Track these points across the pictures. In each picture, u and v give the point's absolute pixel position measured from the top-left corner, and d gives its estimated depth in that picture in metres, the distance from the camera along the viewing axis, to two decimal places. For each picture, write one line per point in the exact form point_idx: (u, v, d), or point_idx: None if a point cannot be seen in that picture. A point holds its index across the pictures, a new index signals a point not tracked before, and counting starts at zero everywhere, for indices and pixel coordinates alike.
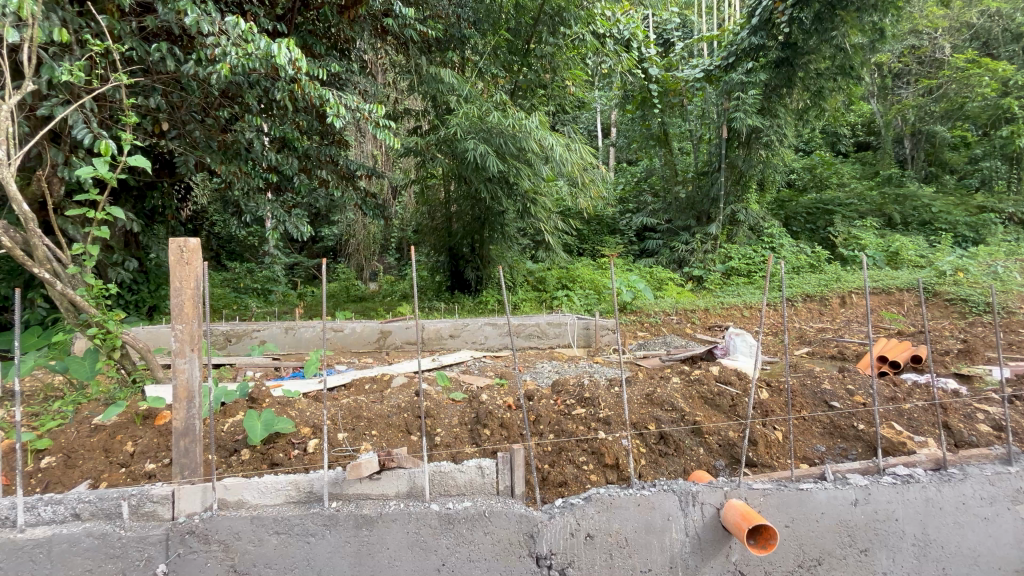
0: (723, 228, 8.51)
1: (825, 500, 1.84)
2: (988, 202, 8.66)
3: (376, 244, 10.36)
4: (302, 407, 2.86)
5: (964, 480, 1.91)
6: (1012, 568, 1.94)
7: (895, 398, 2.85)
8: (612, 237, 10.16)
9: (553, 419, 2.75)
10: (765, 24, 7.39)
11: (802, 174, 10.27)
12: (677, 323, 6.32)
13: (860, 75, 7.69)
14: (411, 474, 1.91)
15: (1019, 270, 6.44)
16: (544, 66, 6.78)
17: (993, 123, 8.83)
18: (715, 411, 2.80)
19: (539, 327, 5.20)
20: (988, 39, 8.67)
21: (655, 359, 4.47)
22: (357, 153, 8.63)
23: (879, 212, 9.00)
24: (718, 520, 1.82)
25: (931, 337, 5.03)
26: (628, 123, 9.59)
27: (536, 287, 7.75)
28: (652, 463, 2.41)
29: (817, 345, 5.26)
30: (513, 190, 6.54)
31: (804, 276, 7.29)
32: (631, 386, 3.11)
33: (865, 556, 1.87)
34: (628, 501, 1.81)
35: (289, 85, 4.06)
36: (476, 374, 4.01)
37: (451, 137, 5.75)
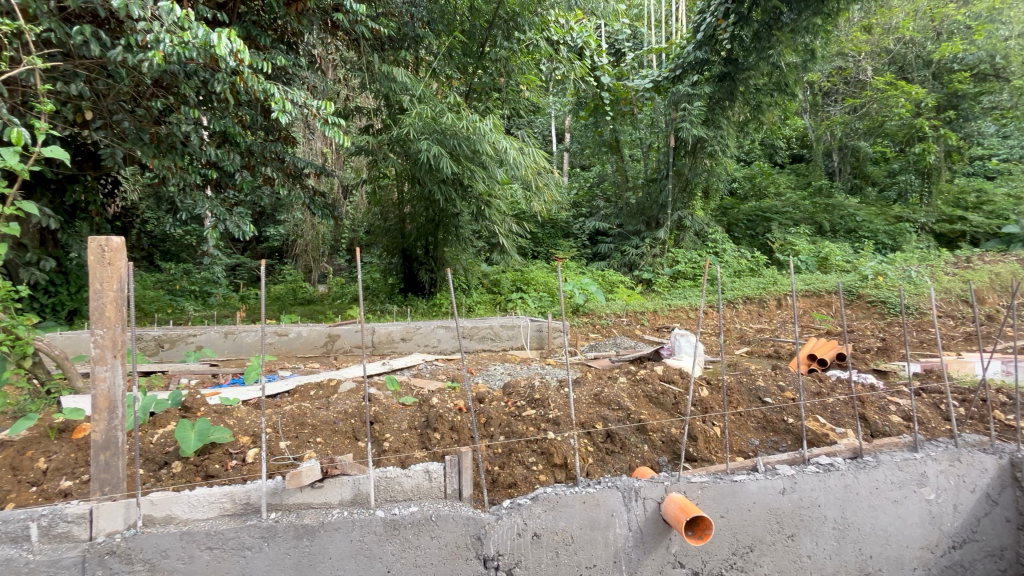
0: (671, 233, 8.86)
1: (757, 490, 1.95)
2: (904, 213, 9.49)
3: (325, 245, 10.04)
4: (241, 415, 2.74)
5: (878, 466, 2.08)
6: (917, 545, 2.13)
7: (820, 392, 3.06)
8: (566, 240, 10.36)
9: (503, 421, 2.77)
10: (709, 40, 7.81)
11: (743, 183, 10.85)
12: (627, 324, 6.54)
13: (794, 91, 8.21)
14: (356, 481, 1.88)
15: (929, 274, 7.08)
16: (499, 70, 6.83)
17: (909, 141, 9.70)
18: (659, 410, 2.91)
19: (493, 329, 5.22)
20: (904, 64, 9.47)
21: (605, 360, 4.60)
22: (305, 151, 8.34)
23: (811, 220, 9.66)
24: (658, 513, 1.89)
25: (855, 336, 5.45)
26: (582, 129, 9.84)
27: (491, 290, 7.76)
28: (599, 462, 2.47)
29: (756, 345, 5.57)
30: (467, 192, 6.52)
31: (743, 279, 7.71)
32: (580, 386, 3.19)
33: (792, 541, 2.00)
34: (574, 499, 1.84)
35: (231, 77, 3.87)
36: (428, 377, 3.97)
37: (405, 137, 5.67)
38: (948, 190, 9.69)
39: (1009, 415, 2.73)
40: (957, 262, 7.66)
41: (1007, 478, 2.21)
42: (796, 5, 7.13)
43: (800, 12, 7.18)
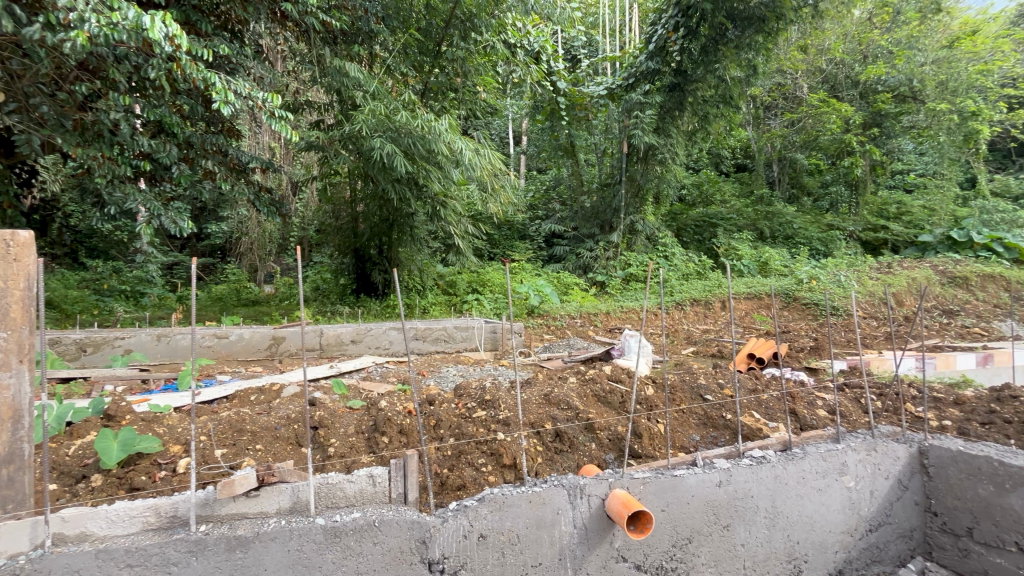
0: (624, 237, 9.09)
1: (695, 483, 2.04)
2: (835, 221, 10.22)
3: (272, 243, 9.64)
4: (172, 423, 2.58)
5: (804, 457, 2.22)
6: (839, 530, 2.29)
7: (756, 389, 3.24)
8: (522, 242, 10.43)
9: (453, 423, 2.76)
10: (660, 51, 8.12)
11: (692, 190, 11.28)
12: (580, 325, 6.66)
13: (738, 104, 8.63)
14: (295, 489, 1.81)
15: (856, 279, 7.64)
16: (455, 70, 6.80)
17: (839, 155, 10.44)
18: (607, 408, 2.98)
19: (446, 331, 5.17)
20: (835, 83, 10.16)
21: (558, 361, 4.66)
22: (251, 145, 7.96)
23: (753, 227, 10.20)
24: (602, 510, 1.94)
25: (790, 336, 5.82)
26: (539, 132, 9.96)
27: (446, 291, 7.69)
28: (548, 461, 2.51)
29: (701, 345, 5.82)
30: (422, 192, 6.42)
31: (691, 282, 8.05)
32: (531, 386, 3.22)
33: (727, 531, 2.10)
34: (520, 498, 1.85)
35: (167, 63, 3.63)
36: (378, 380, 3.89)
37: (357, 134, 5.52)
38: (873, 201, 10.50)
39: (918, 407, 2.98)
40: (880, 267, 8.31)
41: (917, 464, 2.40)
42: (740, 23, 7.55)
43: (743, 30, 7.58)
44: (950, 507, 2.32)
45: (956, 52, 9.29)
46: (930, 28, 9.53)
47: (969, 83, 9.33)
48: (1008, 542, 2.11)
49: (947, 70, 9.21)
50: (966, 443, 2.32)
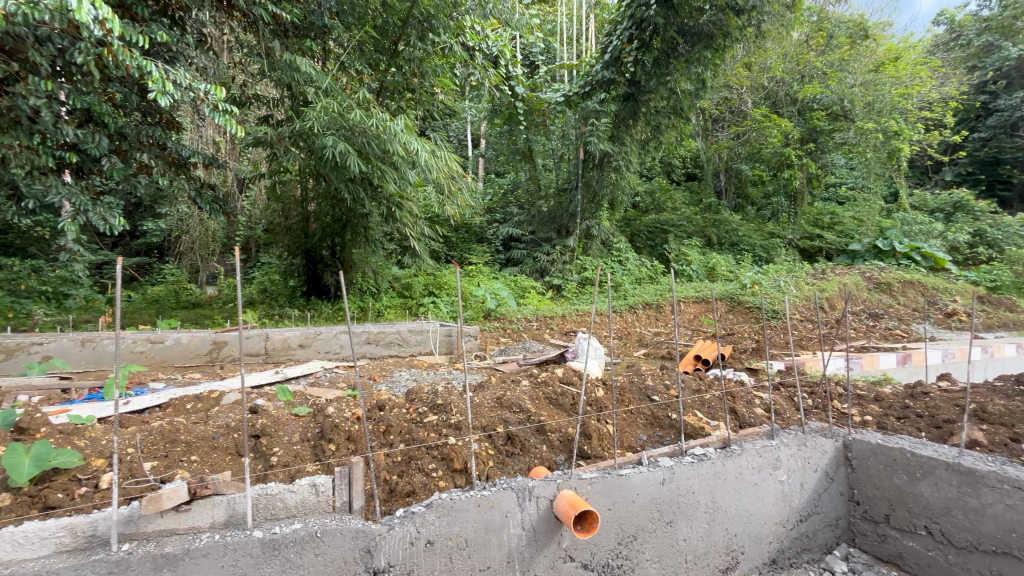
0: (580, 242, 9.23)
1: (640, 482, 2.10)
2: (776, 230, 10.85)
3: (216, 242, 9.15)
4: (96, 435, 2.39)
5: (741, 454, 2.33)
6: (772, 522, 2.43)
7: (699, 389, 3.39)
8: (480, 245, 10.43)
9: (404, 428, 2.73)
10: (615, 61, 8.33)
11: (645, 197, 11.61)
12: (536, 328, 6.73)
13: (688, 116, 8.98)
14: (230, 501, 1.74)
15: (794, 284, 8.10)
16: (412, 70, 6.72)
17: (780, 167, 11.09)
18: (558, 410, 3.03)
19: (400, 334, 5.08)
20: (776, 100, 10.79)
21: (512, 364, 4.68)
22: (193, 138, 7.54)
23: (701, 234, 10.65)
24: (550, 511, 1.96)
25: (735, 338, 6.11)
26: (497, 136, 10.00)
27: (402, 294, 7.56)
28: (499, 464, 2.52)
29: (652, 347, 6.00)
30: (377, 192, 6.29)
31: (643, 286, 8.28)
32: (483, 390, 3.21)
33: (670, 526, 2.17)
34: (469, 503, 1.85)
35: (96, 48, 3.38)
36: (326, 386, 3.76)
37: (308, 131, 5.34)
38: (809, 211, 11.22)
39: (844, 403, 3.21)
40: (815, 273, 8.88)
41: (842, 457, 2.58)
42: (690, 38, 7.92)
43: (693, 45, 7.96)
44: (870, 495, 2.50)
45: (881, 76, 10.01)
46: (858, 52, 10.26)
47: (892, 105, 10.16)
48: (920, 526, 2.29)
49: (874, 92, 9.97)
50: (885, 436, 2.51)
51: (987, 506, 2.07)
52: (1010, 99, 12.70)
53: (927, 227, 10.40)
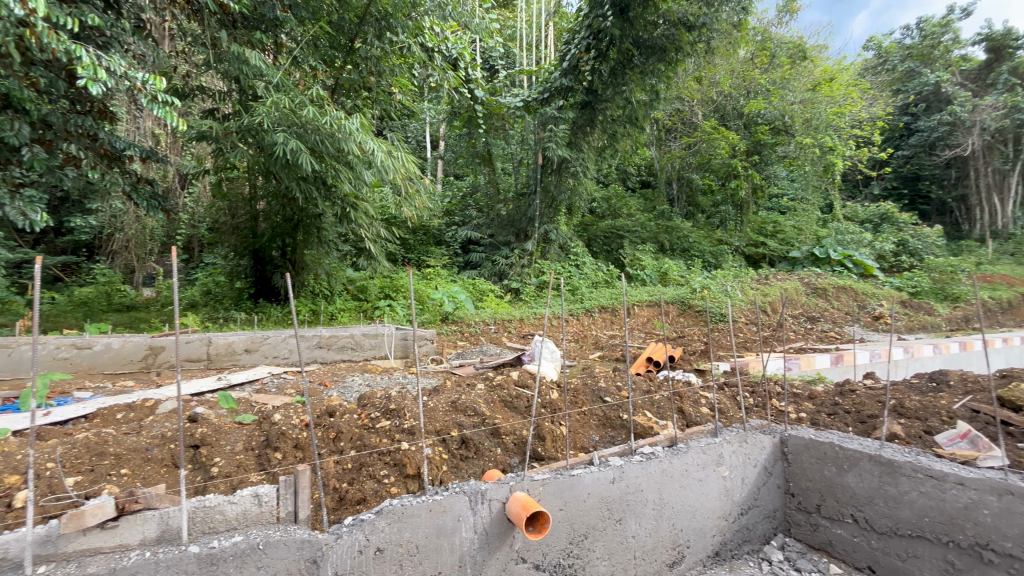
0: (538, 246, 9.32)
1: (590, 482, 2.15)
2: (724, 237, 11.37)
3: (153, 241, 8.60)
4: (9, 450, 2.19)
5: (687, 452, 2.43)
6: (716, 516, 2.54)
7: (649, 390, 3.50)
8: (438, 248, 10.33)
9: (355, 434, 2.67)
10: (573, 69, 8.48)
11: (602, 203, 11.89)
12: (494, 332, 6.74)
13: (642, 125, 9.25)
14: (163, 516, 1.65)
15: (740, 288, 8.52)
16: (369, 69, 6.57)
17: (727, 177, 11.65)
18: (513, 413, 3.05)
19: (353, 338, 4.96)
20: (724, 113, 11.32)
21: (469, 368, 4.65)
22: (129, 130, 7.06)
23: (655, 240, 10.99)
24: (503, 513, 1.97)
25: (685, 340, 6.36)
26: (456, 139, 9.97)
27: (356, 297, 7.37)
28: (453, 469, 2.50)
29: (607, 350, 6.13)
30: (331, 192, 6.11)
31: (600, 290, 8.46)
32: (438, 394, 3.19)
33: (620, 524, 2.23)
34: (420, 508, 1.83)
35: (18, 29, 3.12)
36: (273, 393, 3.61)
37: (257, 127, 5.12)
38: (754, 220, 11.83)
39: (782, 401, 3.40)
40: (759, 278, 9.37)
41: (779, 452, 2.74)
42: (645, 51, 8.22)
43: (647, 58, 8.26)
44: (804, 487, 2.66)
45: (818, 95, 10.68)
46: (798, 72, 10.91)
47: (827, 122, 10.90)
48: (847, 515, 2.46)
49: (811, 110, 10.68)
50: (816, 432, 2.68)
51: (904, 494, 2.24)
52: (929, 121, 14.03)
53: (857, 236, 11.21)
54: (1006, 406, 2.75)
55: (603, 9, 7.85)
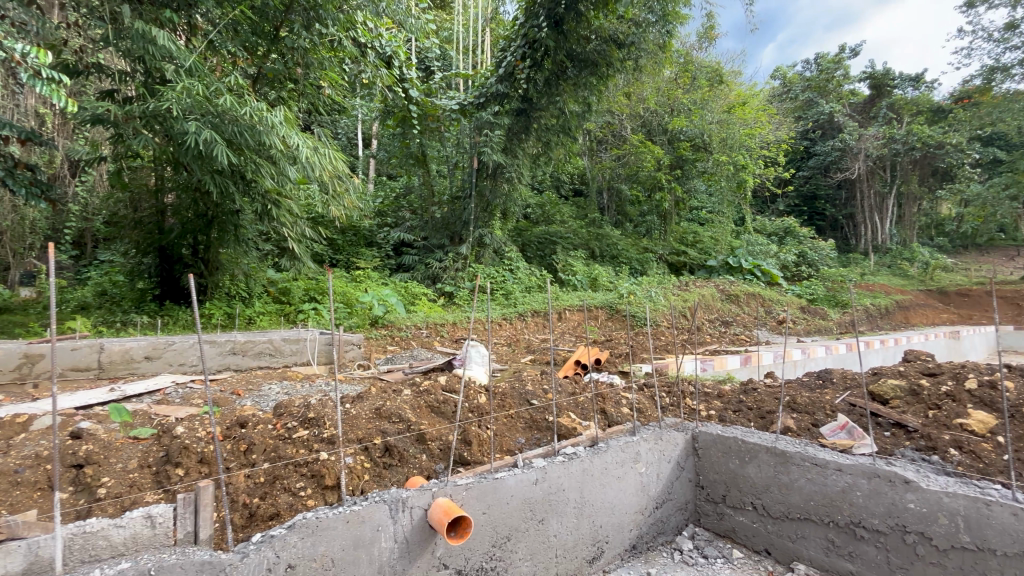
0: (472, 249, 9.30)
1: (513, 484, 2.18)
2: (649, 245, 12.01)
3: (35, 235, 7.58)
4: None
5: (607, 450, 2.54)
6: (633, 511, 2.67)
7: (574, 392, 3.61)
8: (368, 249, 9.99)
9: (268, 446, 2.53)
10: (509, 76, 8.56)
11: (536, 209, 12.14)
12: (425, 336, 6.64)
13: (575, 135, 9.52)
14: (32, 546, 1.49)
15: (664, 294, 9.02)
16: (296, 60, 6.22)
17: (652, 189, 12.33)
18: (439, 418, 3.02)
19: (272, 343, 4.67)
20: (650, 128, 11.96)
21: (397, 373, 4.54)
22: (5, 107, 6.18)
23: (586, 246, 11.34)
24: (424, 521, 1.94)
25: (612, 343, 6.63)
26: (389, 138, 9.76)
27: (278, 299, 6.95)
28: (375, 477, 2.44)
29: (538, 353, 6.25)
30: (250, 187, 5.72)
31: (533, 294, 8.61)
32: (362, 400, 3.08)
33: (542, 524, 2.28)
34: (337, 519, 1.76)
35: None
36: (177, 404, 3.31)
37: (165, 113, 4.69)
38: (676, 230, 12.58)
39: (694, 400, 3.64)
40: (680, 285, 9.98)
41: (690, 448, 2.94)
42: (578, 63, 8.52)
43: (580, 71, 8.57)
44: (711, 479, 2.86)
45: (732, 117, 11.59)
46: (715, 94, 11.71)
47: (740, 142, 11.87)
48: (747, 503, 2.69)
49: (726, 130, 11.58)
50: (723, 428, 2.90)
51: (794, 481, 2.48)
52: (824, 147, 15.86)
53: (764, 248, 12.31)
54: (877, 399, 3.14)
55: (538, 20, 8.03)
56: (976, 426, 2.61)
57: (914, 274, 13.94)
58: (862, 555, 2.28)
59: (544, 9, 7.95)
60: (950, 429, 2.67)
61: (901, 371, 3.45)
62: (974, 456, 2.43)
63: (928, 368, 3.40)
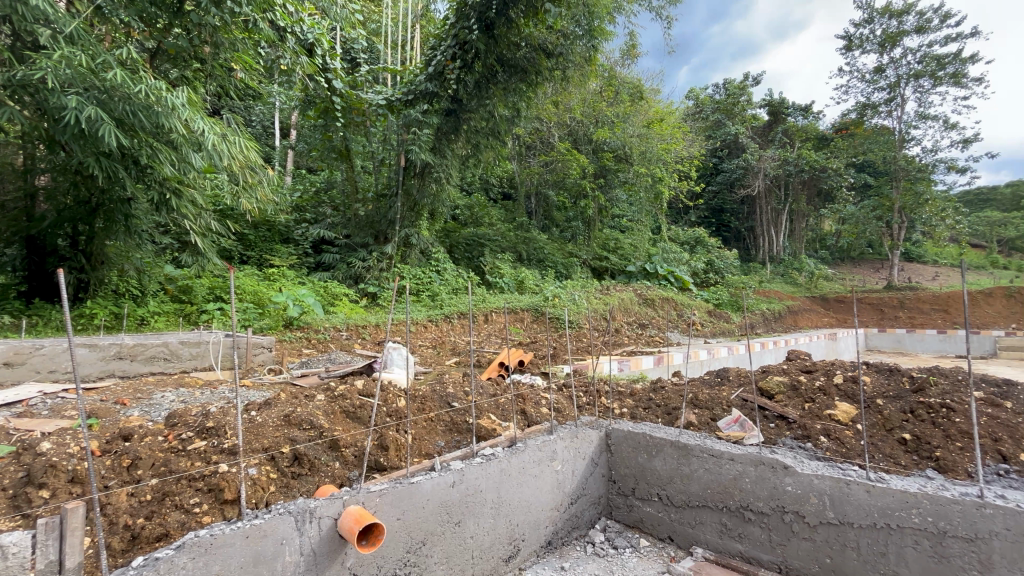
0: (398, 250, 9.05)
1: (430, 488, 2.16)
2: (574, 250, 12.43)
3: None
4: None
5: (524, 450, 2.60)
6: (548, 508, 2.75)
7: (494, 393, 3.64)
8: (284, 246, 9.39)
9: (157, 460, 2.30)
10: (438, 75, 8.47)
11: (464, 211, 12.12)
12: (345, 339, 6.35)
13: (504, 139, 9.59)
14: None
15: (586, 297, 9.36)
16: (203, 38, 5.66)
17: (577, 195, 12.79)
18: (354, 424, 2.91)
19: (167, 347, 4.26)
20: (576, 137, 12.42)
21: (313, 378, 4.30)
22: None
23: (514, 249, 11.49)
24: (333, 531, 1.87)
25: (535, 346, 6.77)
26: (310, 130, 9.29)
27: (177, 298, 6.31)
28: (282, 488, 2.31)
29: (463, 356, 6.23)
30: (144, 173, 5.15)
31: (460, 295, 8.55)
32: (269, 407, 2.90)
33: (458, 527, 2.28)
34: (236, 536, 1.64)
35: None
36: (44, 417, 2.89)
37: (37, 84, 4.08)
38: (599, 237, 13.12)
39: (608, 399, 3.82)
40: (602, 289, 10.41)
41: (604, 444, 3.09)
42: (508, 69, 8.61)
43: (510, 76, 8.67)
44: (623, 474, 3.04)
45: (651, 131, 12.28)
46: (637, 109, 12.33)
47: (658, 156, 12.58)
48: (654, 493, 2.87)
49: (646, 144, 12.26)
50: (633, 424, 3.08)
51: (694, 471, 2.69)
52: (729, 165, 17.41)
53: (678, 255, 13.22)
54: (764, 394, 3.49)
55: (469, 21, 8.00)
56: (841, 416, 2.99)
57: (802, 281, 15.68)
58: (750, 536, 2.52)
59: (475, 11, 7.93)
60: (821, 419, 3.04)
61: (785, 368, 3.86)
62: (839, 442, 2.80)
63: (806, 365, 3.84)
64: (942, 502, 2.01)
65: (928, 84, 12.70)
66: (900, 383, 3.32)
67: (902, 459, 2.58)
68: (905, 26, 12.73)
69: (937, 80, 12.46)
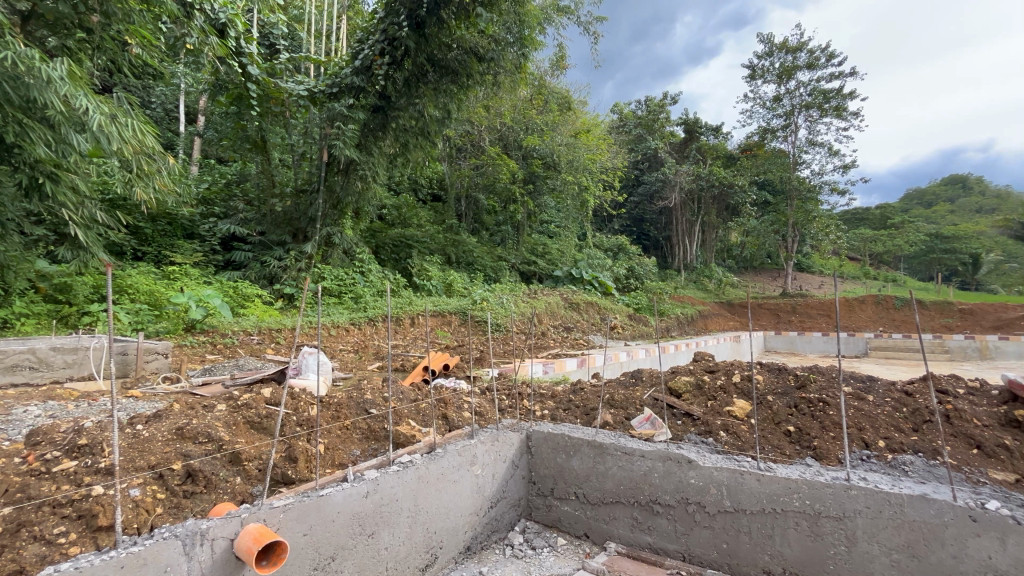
0: (319, 249, 8.58)
1: (341, 499, 2.06)
2: (502, 254, 12.55)
3: None
4: None
5: (443, 456, 2.57)
6: (468, 512, 2.73)
7: (415, 398, 3.56)
8: (187, 242, 8.59)
9: (14, 485, 1.99)
10: (366, 70, 8.18)
11: (391, 210, 11.80)
12: (257, 343, 5.89)
13: (434, 140, 9.42)
14: None
15: (514, 301, 9.45)
16: (91, 5, 5.01)
17: (507, 199, 12.93)
18: (260, 435, 2.72)
19: (34, 354, 3.71)
20: (507, 142, 12.55)
21: (216, 386, 3.96)
22: None
23: (442, 252, 11.35)
24: (228, 553, 1.72)
25: (462, 350, 6.72)
26: (221, 117, 8.61)
27: (52, 299, 5.54)
28: (172, 509, 2.09)
29: (385, 360, 6.03)
30: (11, 153, 4.46)
31: (385, 298, 8.29)
32: (159, 420, 2.62)
33: (371, 538, 2.19)
34: (107, 567, 1.45)
35: None
36: None
37: None
38: (528, 241, 13.34)
39: (529, 401, 3.88)
40: (530, 293, 10.58)
41: (524, 446, 3.13)
42: (439, 69, 8.50)
43: (440, 76, 8.57)
44: (542, 474, 3.09)
45: (578, 141, 12.71)
46: (565, 119, 12.68)
47: (584, 165, 13.02)
48: (571, 492, 2.96)
49: (573, 152, 12.65)
50: (553, 426, 3.16)
51: (608, 469, 2.80)
52: (649, 177, 18.51)
53: (601, 262, 13.77)
54: (673, 393, 3.73)
55: (399, 18, 7.82)
56: (737, 412, 3.26)
57: (712, 288, 17.02)
58: (657, 528, 2.67)
59: (405, 9, 7.76)
60: (721, 416, 3.30)
61: (691, 369, 4.15)
62: (735, 435, 3.06)
63: (709, 365, 4.16)
64: (816, 486, 2.26)
65: (817, 114, 14.33)
66: (787, 379, 3.69)
67: (787, 448, 2.87)
68: (798, 61, 14.27)
69: (824, 112, 14.08)
